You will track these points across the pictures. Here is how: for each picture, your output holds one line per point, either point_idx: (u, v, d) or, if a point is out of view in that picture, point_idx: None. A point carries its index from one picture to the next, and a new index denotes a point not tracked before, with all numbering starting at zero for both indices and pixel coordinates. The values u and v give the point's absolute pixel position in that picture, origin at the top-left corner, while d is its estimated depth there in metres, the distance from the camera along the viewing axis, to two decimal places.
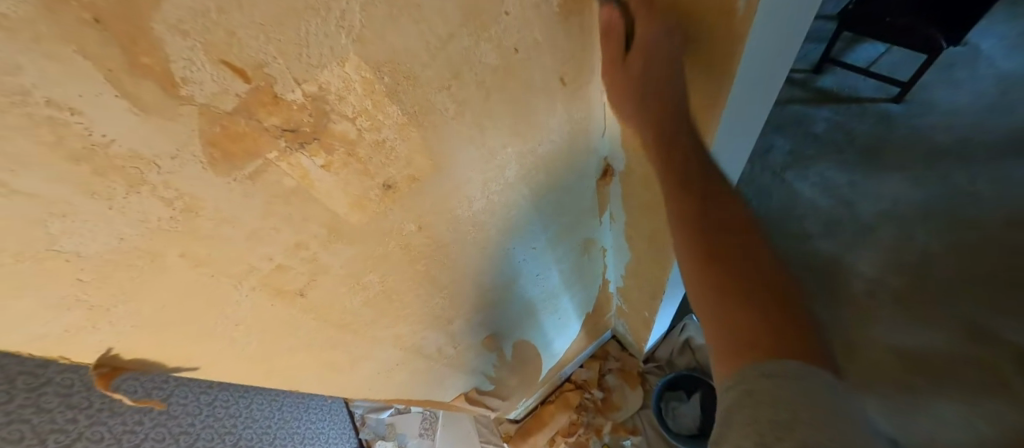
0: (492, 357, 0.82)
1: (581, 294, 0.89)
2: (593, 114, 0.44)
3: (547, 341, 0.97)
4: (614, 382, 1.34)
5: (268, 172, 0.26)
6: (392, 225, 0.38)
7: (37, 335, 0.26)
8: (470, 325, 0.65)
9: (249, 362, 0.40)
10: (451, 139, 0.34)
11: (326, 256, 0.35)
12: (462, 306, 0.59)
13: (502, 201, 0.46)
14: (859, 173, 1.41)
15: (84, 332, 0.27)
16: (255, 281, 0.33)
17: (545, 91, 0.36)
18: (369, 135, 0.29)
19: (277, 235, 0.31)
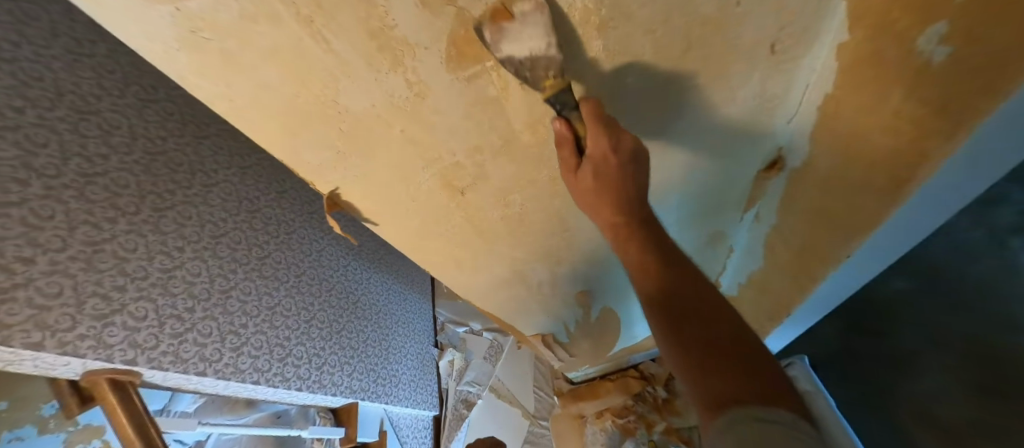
0: (578, 314, 0.86)
1: None
2: (787, 96, 0.42)
3: (633, 320, 0.97)
4: (681, 388, 1.27)
5: (480, 78, 0.31)
6: (551, 155, 0.41)
7: (308, 159, 0.36)
8: (575, 276, 0.68)
9: (407, 236, 0.48)
10: (633, 86, 0.36)
11: (491, 166, 0.40)
12: (576, 253, 0.62)
13: (659, 161, 0.48)
14: None
15: (329, 167, 0.37)
16: (436, 170, 0.39)
17: (749, 57, 0.35)
18: (568, 65, 0.31)
19: (466, 135, 0.36)
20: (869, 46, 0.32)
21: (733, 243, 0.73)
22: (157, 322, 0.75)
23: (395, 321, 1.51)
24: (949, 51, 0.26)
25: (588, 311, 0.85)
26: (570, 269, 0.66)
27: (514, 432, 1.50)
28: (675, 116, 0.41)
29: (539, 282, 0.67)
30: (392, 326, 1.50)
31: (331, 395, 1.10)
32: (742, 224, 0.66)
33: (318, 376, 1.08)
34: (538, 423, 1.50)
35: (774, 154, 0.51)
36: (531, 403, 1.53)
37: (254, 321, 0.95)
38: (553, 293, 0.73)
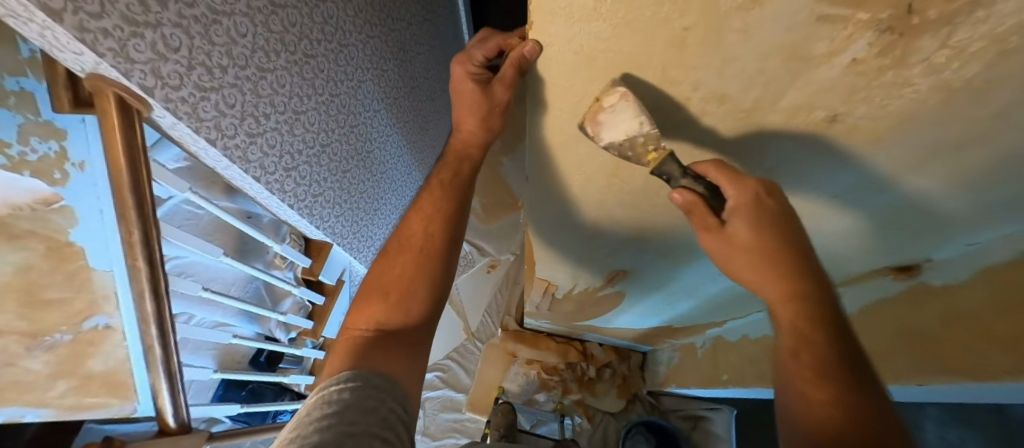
0: (592, 285, 0.83)
1: (699, 309, 0.87)
2: (968, 184, 0.44)
3: (626, 312, 0.96)
4: (608, 378, 1.35)
5: (831, 23, 0.26)
6: (762, 123, 0.38)
7: (556, 5, 0.27)
8: (631, 249, 0.67)
9: (552, 134, 0.43)
10: (908, 106, 0.33)
11: (708, 107, 0.37)
12: (657, 228, 0.60)
13: (817, 183, 0.48)
14: None
15: (568, 25, 0.29)
16: (661, 85, 0.35)
17: (1007, 136, 0.35)
18: (915, 53, 0.27)
19: (734, 69, 0.31)
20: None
21: None
22: (186, 63, 0.64)
23: (395, 186, 1.44)
24: None
25: (605, 287, 0.84)
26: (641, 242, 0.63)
27: (449, 339, 1.61)
28: (883, 151, 0.41)
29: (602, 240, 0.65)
30: (390, 190, 1.42)
31: (312, 225, 1.06)
32: None
33: (309, 204, 1.02)
34: (474, 342, 1.59)
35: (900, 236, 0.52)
36: (475, 323, 1.60)
37: (277, 117, 0.85)
38: (600, 255, 0.71)
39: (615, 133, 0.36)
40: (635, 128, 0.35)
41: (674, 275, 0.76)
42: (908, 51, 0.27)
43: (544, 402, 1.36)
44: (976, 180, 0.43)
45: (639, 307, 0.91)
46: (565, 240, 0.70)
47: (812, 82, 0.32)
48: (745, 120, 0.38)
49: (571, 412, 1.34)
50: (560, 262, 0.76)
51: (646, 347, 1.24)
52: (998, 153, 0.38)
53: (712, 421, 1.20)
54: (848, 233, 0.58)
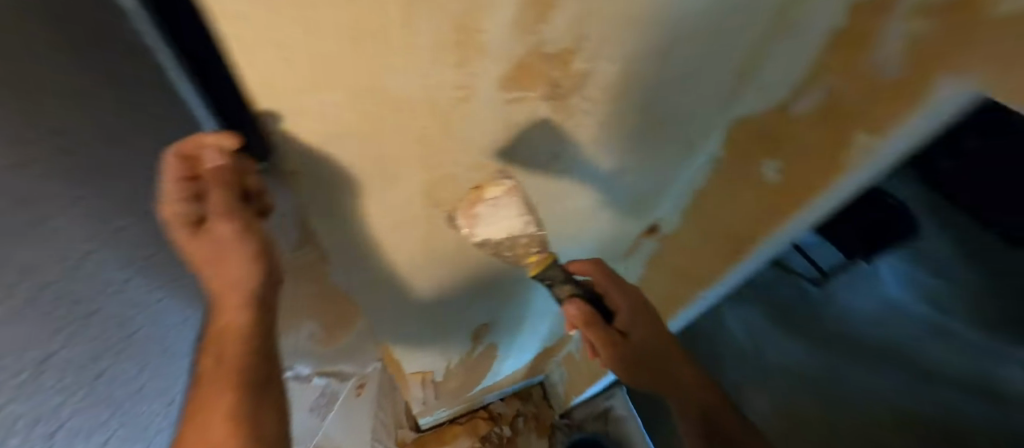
0: (447, 356, 0.84)
1: (544, 326, 0.97)
2: (624, 178, 0.61)
3: (494, 361, 0.99)
4: (523, 427, 1.37)
5: (427, 110, 0.33)
6: (462, 186, 0.45)
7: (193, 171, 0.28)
8: (456, 310, 0.72)
9: (292, 257, 0.42)
10: (540, 144, 0.44)
11: (411, 187, 0.42)
12: (464, 283, 0.65)
13: (540, 210, 0.59)
14: None
15: (221, 178, 0.30)
16: (358, 185, 0.38)
17: (610, 145, 0.51)
18: (496, 111, 0.37)
19: (399, 158, 0.37)
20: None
21: None
22: None
23: None
24: None
25: (472, 341, 0.89)
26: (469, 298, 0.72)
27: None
28: (559, 178, 0.54)
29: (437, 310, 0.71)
30: None
31: None
32: None
33: None
34: None
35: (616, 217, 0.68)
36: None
37: None
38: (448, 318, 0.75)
39: (493, 224, 0.44)
40: (519, 225, 0.44)
41: (505, 314, 0.82)
42: (491, 109, 0.36)
43: None
44: (623, 174, 0.60)
45: (501, 349, 0.95)
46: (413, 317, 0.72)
47: (462, 150, 0.40)
48: (445, 189, 0.44)
49: None
50: (406, 351, 0.75)
51: (535, 376, 1.30)
52: (615, 154, 0.54)
53: (615, 406, 1.22)
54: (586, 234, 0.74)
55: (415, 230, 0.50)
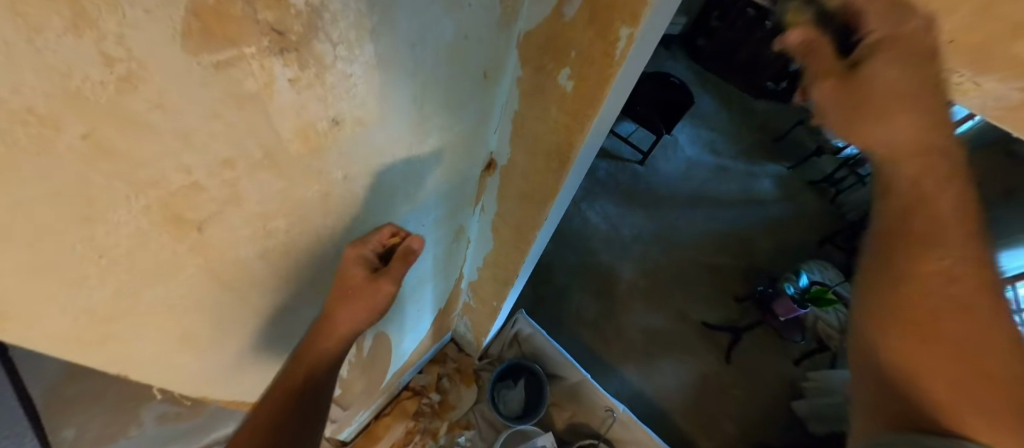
0: (351, 350, 0.75)
1: (441, 286, 0.93)
2: (491, 115, 0.59)
3: (402, 338, 0.93)
4: (449, 385, 1.40)
5: (232, 34, 0.23)
6: (313, 146, 0.35)
7: None
8: (349, 297, 0.63)
9: (75, 291, 0.28)
10: (398, 77, 0.37)
11: (245, 159, 0.31)
12: (349, 266, 0.56)
13: (415, 170, 0.52)
14: (623, 207, 2.17)
15: None
16: (161, 166, 0.26)
17: (471, 76, 0.47)
18: (333, 36, 0.28)
19: (212, 112, 0.26)
20: (535, 79, 0.51)
21: (469, 236, 0.87)
22: None
23: None
24: (575, 83, 0.47)
25: (360, 342, 0.77)
26: (342, 296, 0.60)
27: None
28: (429, 124, 0.47)
29: (307, 324, 0.58)
30: None
31: None
32: (473, 217, 0.81)
33: None
34: None
35: (489, 156, 0.67)
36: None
37: None
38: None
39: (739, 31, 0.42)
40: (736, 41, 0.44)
41: (401, 289, 0.76)
42: (327, 33, 0.27)
43: None
44: (488, 113, 0.57)
45: (405, 324, 0.89)
46: (277, 343, 0.57)
47: (300, 98, 0.30)
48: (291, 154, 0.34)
49: (454, 439, 1.34)
50: None
51: (445, 336, 1.29)
52: (476, 89, 0.50)
53: (522, 328, 1.39)
54: (467, 189, 0.70)
55: (237, 229, 0.36)
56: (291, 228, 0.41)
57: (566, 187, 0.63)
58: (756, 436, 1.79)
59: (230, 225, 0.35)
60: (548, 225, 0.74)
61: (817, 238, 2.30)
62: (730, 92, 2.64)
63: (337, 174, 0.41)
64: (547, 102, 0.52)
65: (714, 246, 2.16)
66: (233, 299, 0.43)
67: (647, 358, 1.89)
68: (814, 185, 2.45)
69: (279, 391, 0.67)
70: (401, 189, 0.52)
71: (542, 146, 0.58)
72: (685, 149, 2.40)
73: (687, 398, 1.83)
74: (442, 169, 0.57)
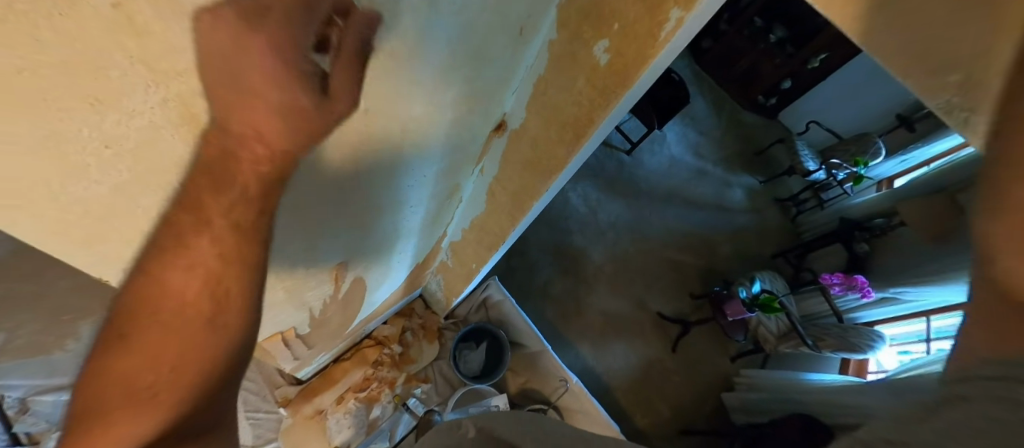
0: (329, 289, 0.74)
1: (425, 239, 0.92)
2: (513, 75, 0.57)
3: (377, 287, 0.92)
4: (412, 339, 1.41)
5: None
6: None
7: None
8: (339, 239, 0.61)
9: (69, 177, 0.25)
10: (443, 16, 0.35)
11: None
12: (347, 206, 0.54)
13: (433, 116, 0.50)
14: (603, 193, 2.21)
15: None
16: (190, 59, 0.23)
17: (508, 30, 0.46)
18: None
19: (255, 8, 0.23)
20: (569, 46, 0.50)
21: (461, 194, 0.86)
22: None
23: None
24: (610, 57, 0.47)
25: (338, 284, 0.75)
26: (332, 236, 0.59)
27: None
28: (456, 73, 0.45)
29: (293, 259, 0.56)
30: None
31: None
32: (470, 176, 0.80)
33: None
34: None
35: (502, 117, 0.65)
36: (248, 434, 1.25)
37: None
38: (312, 259, 0.60)
39: None
40: None
41: (389, 238, 0.75)
42: None
43: (383, 412, 1.35)
44: (511, 72, 0.56)
45: (384, 273, 0.88)
46: (260, 274, 0.55)
47: None
48: None
49: (410, 391, 1.39)
50: (278, 296, 0.63)
51: (415, 291, 1.29)
52: (510, 44, 0.49)
53: (492, 294, 1.41)
54: (472, 147, 0.68)
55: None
56: (301, 155, 0.39)
57: (575, 161, 0.63)
58: (685, 419, 1.96)
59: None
60: (546, 197, 0.74)
61: (773, 251, 2.46)
62: (723, 98, 2.69)
63: (359, 106, 0.38)
64: (576, 72, 0.51)
65: (681, 244, 2.26)
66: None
67: (602, 339, 1.98)
68: (780, 202, 2.58)
69: (249, 322, 0.66)
70: (413, 135, 0.51)
71: (561, 116, 0.57)
72: (671, 146, 2.45)
73: (632, 379, 1.96)
74: (456, 121, 0.55)
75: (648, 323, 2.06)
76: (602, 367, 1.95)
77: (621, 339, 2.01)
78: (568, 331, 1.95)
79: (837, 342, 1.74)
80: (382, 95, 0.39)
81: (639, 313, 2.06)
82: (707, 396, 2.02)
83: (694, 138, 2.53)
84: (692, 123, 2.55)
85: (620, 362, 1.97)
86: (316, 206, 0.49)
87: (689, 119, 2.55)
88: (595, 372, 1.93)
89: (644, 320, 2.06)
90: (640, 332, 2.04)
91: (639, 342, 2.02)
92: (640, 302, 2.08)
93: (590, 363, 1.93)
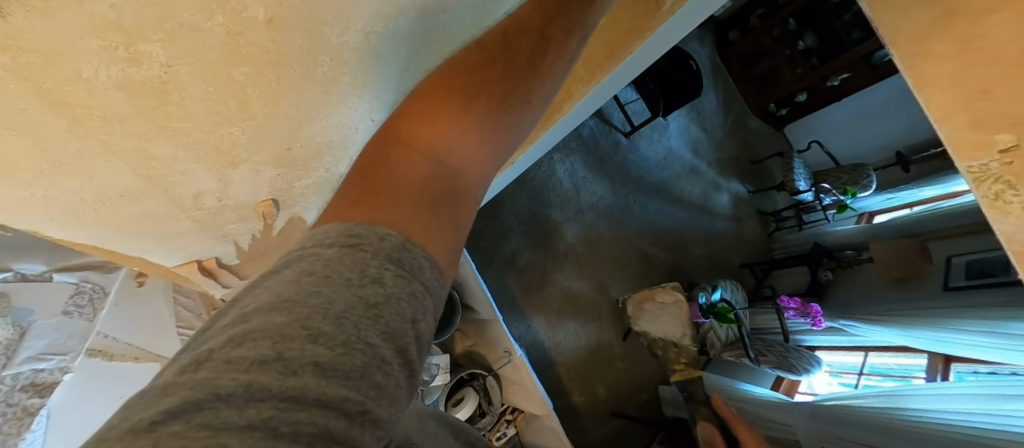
0: (254, 226, 0.66)
1: None
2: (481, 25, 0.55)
3: None
4: None
5: None
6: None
7: None
8: (257, 177, 0.55)
9: None
10: None
11: None
12: (261, 140, 0.49)
13: (371, 50, 0.45)
14: (592, 172, 2.13)
15: None
16: None
17: None
18: None
19: None
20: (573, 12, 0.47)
21: None
22: None
23: None
24: None
25: (270, 222, 0.67)
26: (248, 170, 0.52)
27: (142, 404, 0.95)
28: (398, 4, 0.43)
29: (195, 190, 0.51)
30: None
31: None
32: None
33: None
34: None
35: None
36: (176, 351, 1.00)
37: None
38: (222, 193, 0.54)
39: None
40: None
41: (326, 194, 0.66)
42: None
43: None
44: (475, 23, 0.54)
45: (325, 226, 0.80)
46: (147, 197, 0.48)
47: None
48: None
49: None
50: (187, 226, 0.57)
51: None
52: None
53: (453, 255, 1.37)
54: None
55: (82, 32, 0.30)
56: (172, 64, 0.35)
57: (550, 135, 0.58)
58: (620, 404, 2.03)
59: (64, 28, 0.29)
60: None
61: (741, 262, 2.46)
62: (733, 99, 2.58)
63: (254, 14, 0.36)
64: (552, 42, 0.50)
65: (655, 238, 2.24)
66: (69, 127, 0.36)
67: (558, 317, 1.99)
68: (762, 215, 2.57)
69: (153, 249, 0.59)
70: (349, 67, 0.46)
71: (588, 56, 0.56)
72: (671, 137, 2.36)
73: (578, 358, 2.00)
74: (407, 66, 0.50)
75: (605, 309, 2.08)
76: (550, 341, 1.97)
77: (576, 318, 2.02)
78: (528, 303, 1.95)
79: (777, 361, 1.76)
80: (310, 13, 0.38)
81: (599, 297, 2.07)
82: (646, 386, 2.09)
83: (696, 135, 2.44)
84: (696, 117, 2.45)
85: (570, 340, 2.00)
86: (210, 129, 0.43)
87: (693, 113, 2.45)
88: (541, 345, 1.95)
89: (602, 306, 2.07)
90: (594, 316, 2.05)
91: (591, 324, 2.04)
92: (603, 287, 2.09)
93: (540, 335, 1.95)
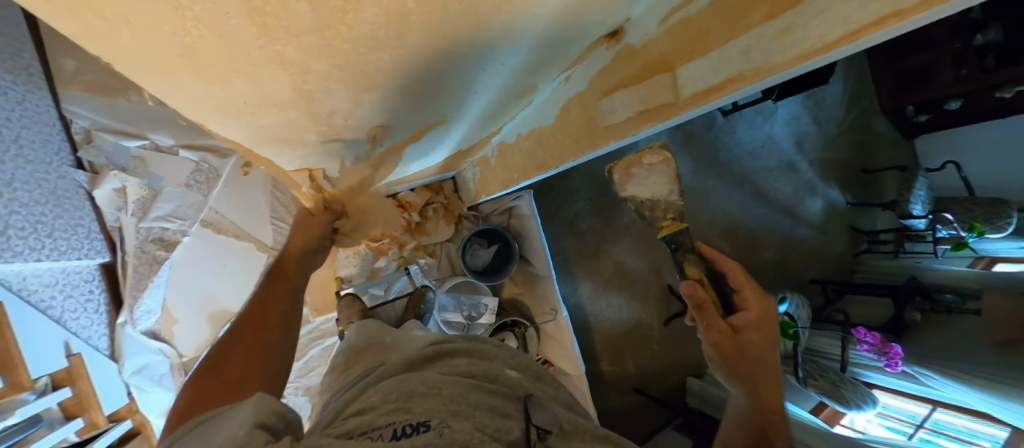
0: (362, 147, 0.69)
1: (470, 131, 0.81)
2: None
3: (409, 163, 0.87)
4: (432, 215, 1.34)
5: None
6: None
7: None
8: (385, 103, 0.56)
9: None
10: None
11: None
12: (405, 68, 0.48)
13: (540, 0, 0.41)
14: (676, 147, 1.98)
15: None
16: None
17: None
18: None
19: None
20: None
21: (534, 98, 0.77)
22: None
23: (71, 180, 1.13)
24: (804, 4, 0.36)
25: (375, 145, 0.70)
26: (379, 96, 0.53)
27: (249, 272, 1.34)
28: None
29: (331, 108, 0.53)
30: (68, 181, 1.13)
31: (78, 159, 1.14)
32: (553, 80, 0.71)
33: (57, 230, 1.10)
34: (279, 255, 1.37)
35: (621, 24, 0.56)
36: (269, 237, 1.34)
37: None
38: (351, 114, 0.56)
39: None
40: None
41: (435, 121, 0.68)
42: None
43: (386, 266, 1.42)
44: None
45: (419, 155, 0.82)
46: (293, 107, 0.51)
47: None
48: None
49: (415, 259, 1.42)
50: (310, 139, 0.61)
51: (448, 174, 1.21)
52: None
53: (521, 206, 1.38)
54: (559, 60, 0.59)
55: None
56: None
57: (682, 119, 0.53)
58: (645, 382, 2.06)
59: None
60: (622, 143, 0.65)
61: (813, 276, 2.27)
62: (864, 94, 2.22)
63: None
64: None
65: (725, 231, 2.10)
66: (256, 37, 0.37)
67: (605, 287, 1.98)
68: (855, 231, 2.30)
69: (277, 153, 0.64)
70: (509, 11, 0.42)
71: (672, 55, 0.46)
72: (776, 124, 2.11)
73: (614, 330, 2.02)
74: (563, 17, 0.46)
75: (653, 290, 2.04)
76: (591, 307, 1.98)
77: (622, 292, 2.00)
78: (578, 267, 1.95)
79: (827, 387, 1.67)
80: None
81: (651, 278, 2.02)
82: (675, 372, 2.08)
83: (806, 127, 2.16)
84: (810, 108, 2.15)
85: (610, 310, 2.00)
86: (367, 52, 0.43)
87: (808, 102, 2.15)
88: (581, 309, 1.98)
89: (651, 286, 2.03)
90: (640, 294, 2.02)
91: (634, 301, 2.02)
92: (657, 268, 2.03)
93: (582, 300, 1.97)
